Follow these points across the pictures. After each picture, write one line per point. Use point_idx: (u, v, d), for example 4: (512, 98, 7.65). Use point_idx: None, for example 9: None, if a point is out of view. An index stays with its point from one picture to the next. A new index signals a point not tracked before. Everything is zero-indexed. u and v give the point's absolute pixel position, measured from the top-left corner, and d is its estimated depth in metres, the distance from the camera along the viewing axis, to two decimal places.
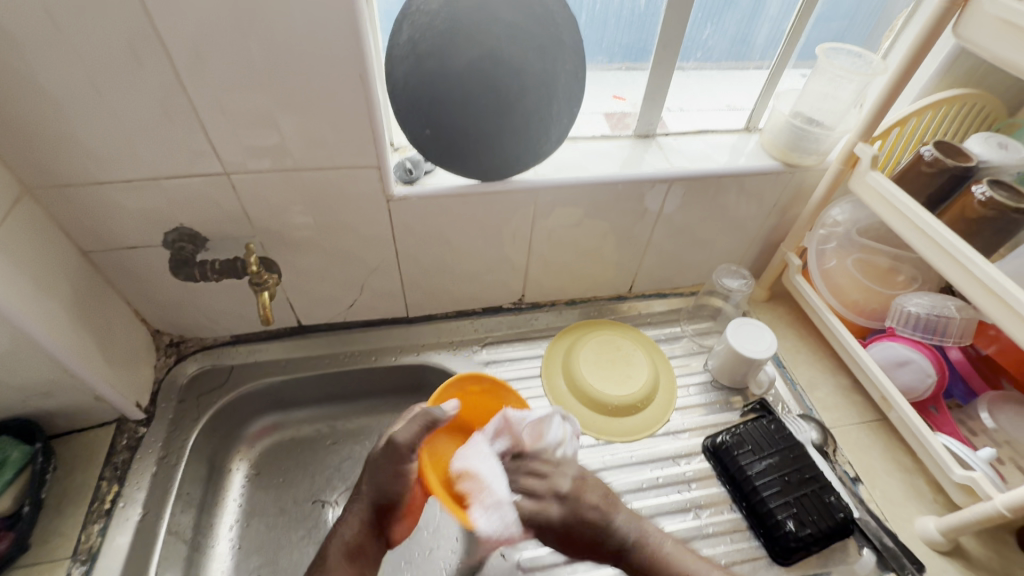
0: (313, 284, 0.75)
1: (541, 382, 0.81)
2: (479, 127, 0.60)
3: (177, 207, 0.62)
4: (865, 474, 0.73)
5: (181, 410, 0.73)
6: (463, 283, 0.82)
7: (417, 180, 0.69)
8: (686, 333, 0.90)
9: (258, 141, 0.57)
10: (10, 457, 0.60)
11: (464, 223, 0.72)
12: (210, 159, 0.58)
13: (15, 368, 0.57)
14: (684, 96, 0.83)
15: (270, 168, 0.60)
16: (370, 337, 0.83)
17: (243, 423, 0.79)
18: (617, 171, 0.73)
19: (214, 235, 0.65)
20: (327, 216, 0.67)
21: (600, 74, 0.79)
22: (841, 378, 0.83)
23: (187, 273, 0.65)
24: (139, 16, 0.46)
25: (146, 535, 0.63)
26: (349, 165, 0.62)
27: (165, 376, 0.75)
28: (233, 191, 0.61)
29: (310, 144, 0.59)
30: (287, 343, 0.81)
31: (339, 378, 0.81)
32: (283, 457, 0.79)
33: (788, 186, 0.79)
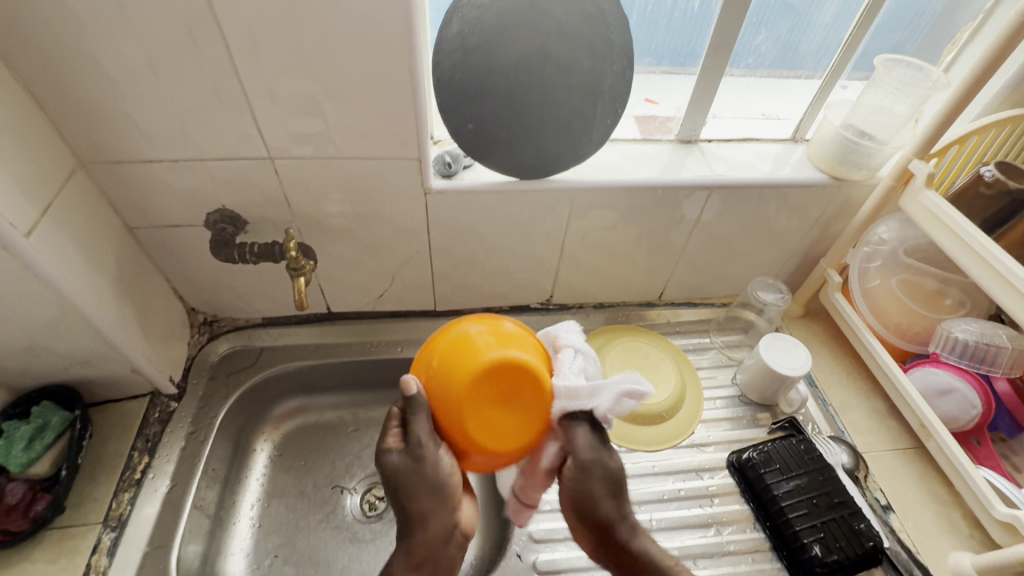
0: (346, 273, 0.76)
1: None
2: (521, 124, 0.60)
3: (221, 190, 0.63)
4: (898, 503, 0.70)
5: (211, 387, 0.75)
6: (493, 280, 0.82)
7: (455, 175, 0.69)
8: (716, 344, 0.88)
9: (306, 129, 0.58)
10: (50, 421, 0.62)
11: (498, 220, 0.72)
12: (256, 143, 0.59)
13: (60, 336, 0.59)
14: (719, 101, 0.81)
15: (313, 155, 0.61)
16: (397, 328, 0.84)
17: (269, 404, 0.80)
18: (656, 176, 0.71)
19: (255, 219, 0.67)
20: (364, 205, 0.67)
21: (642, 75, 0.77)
22: (876, 402, 0.80)
23: (227, 254, 0.66)
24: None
25: (173, 508, 0.64)
26: (389, 157, 0.62)
27: (198, 354, 0.77)
28: (277, 176, 0.62)
29: (352, 134, 0.59)
30: (315, 329, 0.82)
31: (364, 367, 0.82)
32: (306, 441, 0.81)
33: (833, 200, 0.76)
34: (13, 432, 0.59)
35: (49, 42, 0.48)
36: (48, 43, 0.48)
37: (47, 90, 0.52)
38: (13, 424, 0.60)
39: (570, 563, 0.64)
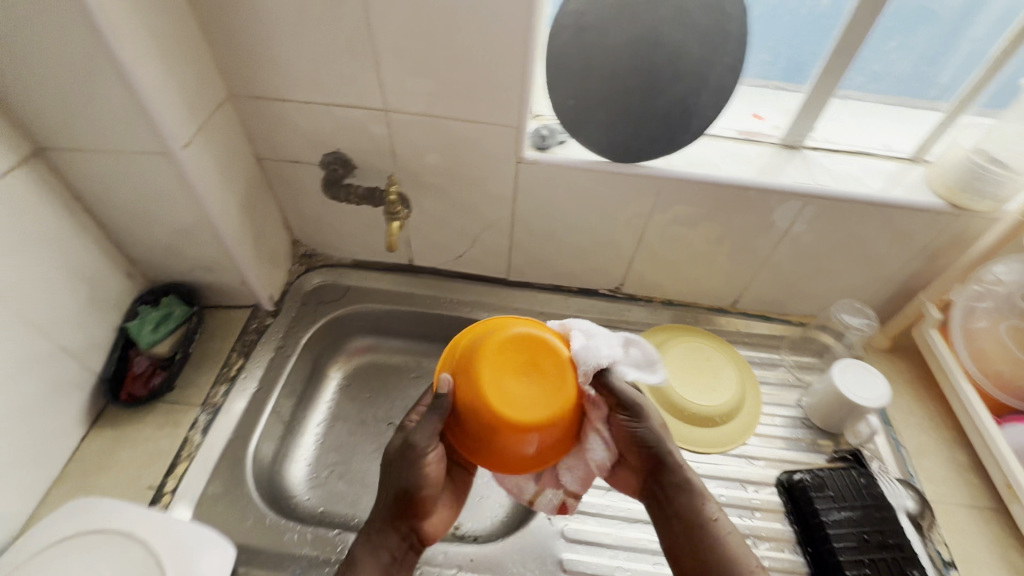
0: (432, 229, 0.81)
1: None
2: (623, 106, 0.63)
3: (339, 134, 0.69)
4: (964, 562, 0.65)
5: (301, 312, 0.84)
6: (567, 258, 0.84)
7: (549, 148, 0.71)
8: (785, 362, 0.85)
9: (422, 86, 0.63)
10: (174, 312, 0.72)
11: (582, 198, 0.74)
12: (376, 94, 0.64)
13: (192, 241, 0.69)
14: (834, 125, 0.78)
15: (423, 111, 0.66)
16: (469, 289, 0.88)
17: (346, 338, 0.88)
18: (752, 176, 0.70)
19: (363, 165, 0.73)
20: (460, 166, 0.71)
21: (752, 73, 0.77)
22: (958, 454, 0.74)
23: (336, 193, 0.74)
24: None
25: (256, 407, 0.73)
26: (490, 122, 0.66)
27: (295, 281, 0.86)
28: (389, 128, 0.68)
29: (461, 96, 0.63)
30: (396, 277, 0.89)
31: (434, 319, 0.87)
32: (372, 377, 0.88)
33: (946, 230, 0.70)
34: (145, 315, 0.70)
35: None
36: None
37: (216, 25, 0.60)
38: (147, 308, 0.71)
39: (597, 537, 0.66)
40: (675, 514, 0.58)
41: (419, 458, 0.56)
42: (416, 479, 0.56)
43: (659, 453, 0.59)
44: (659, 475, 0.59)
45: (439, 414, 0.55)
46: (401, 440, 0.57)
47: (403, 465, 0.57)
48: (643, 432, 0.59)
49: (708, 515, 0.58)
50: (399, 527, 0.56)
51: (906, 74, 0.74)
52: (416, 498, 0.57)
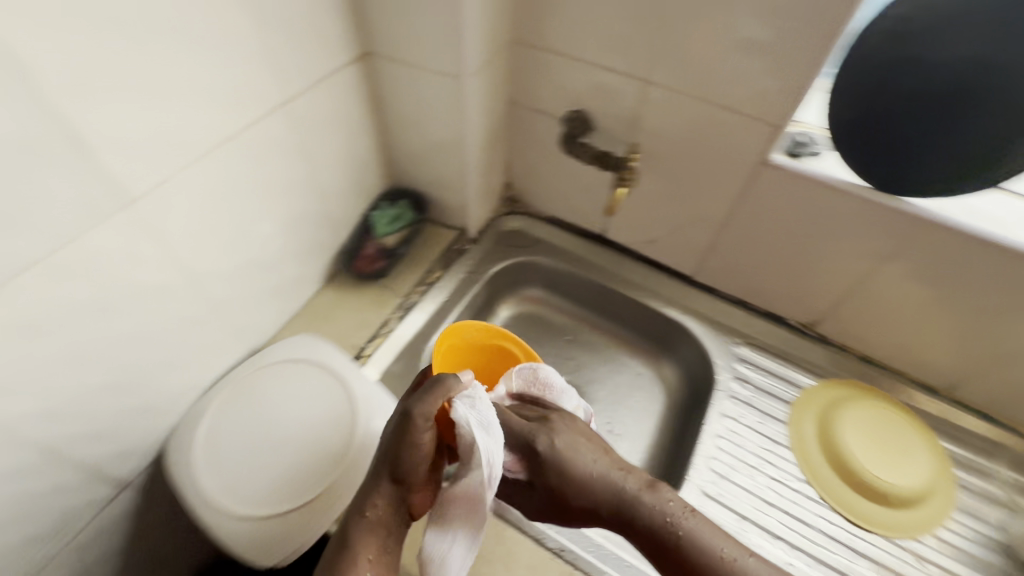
0: (640, 208, 0.82)
1: (787, 412, 0.75)
2: (909, 131, 0.57)
3: (593, 96, 0.72)
4: None
5: (493, 249, 0.91)
6: (768, 277, 0.79)
7: (802, 157, 0.66)
8: (996, 475, 0.72)
9: (700, 64, 0.62)
10: (404, 215, 0.82)
11: (818, 219, 0.68)
12: (649, 64, 0.65)
13: (439, 158, 0.78)
14: None
15: (688, 90, 0.65)
16: (650, 277, 0.88)
17: (521, 284, 0.94)
18: None
19: (602, 129, 0.75)
20: (700, 153, 0.69)
21: None
22: None
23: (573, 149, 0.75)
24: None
25: (440, 317, 0.81)
26: (753, 116, 0.62)
27: (495, 220, 0.94)
28: (644, 98, 0.68)
29: (737, 82, 0.61)
30: (584, 243, 0.92)
31: (608, 294, 0.89)
32: (531, 326, 0.94)
33: None
34: (384, 211, 0.82)
35: None
36: None
37: None
38: (385, 206, 0.82)
39: None
40: (665, 545, 0.51)
41: (426, 426, 0.50)
42: (401, 451, 0.50)
43: (586, 488, 0.56)
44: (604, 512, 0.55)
45: (449, 392, 0.51)
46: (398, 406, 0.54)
47: (400, 436, 0.50)
48: (557, 461, 0.57)
49: (681, 524, 0.51)
50: (383, 487, 0.51)
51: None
52: (394, 471, 0.50)
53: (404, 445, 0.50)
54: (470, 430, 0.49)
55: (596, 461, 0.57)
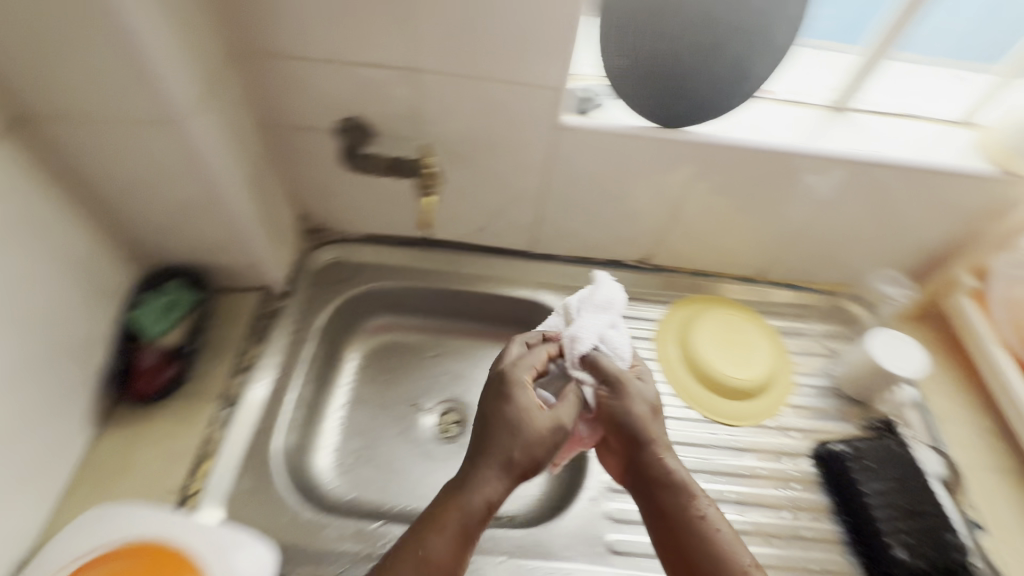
0: (456, 201, 0.75)
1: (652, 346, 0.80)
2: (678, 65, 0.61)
3: (359, 98, 0.62)
4: (994, 524, 0.66)
5: (314, 294, 0.78)
6: (597, 229, 0.79)
7: (589, 113, 0.65)
8: (812, 332, 0.84)
9: (460, 39, 0.55)
10: (180, 299, 0.65)
11: (621, 166, 0.69)
12: (403, 49, 0.56)
13: (196, 219, 0.62)
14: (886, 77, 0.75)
15: (457, 71, 0.58)
16: (491, 265, 0.84)
17: (359, 318, 0.84)
18: (799, 142, 0.66)
19: (383, 131, 0.65)
20: (494, 134, 0.65)
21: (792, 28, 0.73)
22: (983, 421, 0.74)
23: (356, 164, 0.65)
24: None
25: (275, 398, 0.68)
26: (527, 83, 0.58)
27: (303, 260, 0.81)
28: (414, 88, 0.60)
29: (504, 51, 0.56)
30: (410, 253, 0.84)
31: (457, 296, 0.84)
32: (390, 357, 0.85)
33: (989, 197, 0.69)
34: (151, 303, 0.63)
35: None
36: None
37: None
38: (152, 295, 0.64)
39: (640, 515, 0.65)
40: (679, 504, 0.55)
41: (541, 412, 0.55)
42: (496, 442, 0.53)
43: (632, 433, 0.59)
44: (644, 473, 0.58)
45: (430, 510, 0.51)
46: (512, 416, 0.54)
47: (505, 416, 0.54)
48: (615, 407, 0.60)
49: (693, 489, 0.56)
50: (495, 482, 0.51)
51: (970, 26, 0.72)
52: (492, 450, 0.52)
53: (506, 442, 0.53)
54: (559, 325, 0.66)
55: (639, 407, 0.60)
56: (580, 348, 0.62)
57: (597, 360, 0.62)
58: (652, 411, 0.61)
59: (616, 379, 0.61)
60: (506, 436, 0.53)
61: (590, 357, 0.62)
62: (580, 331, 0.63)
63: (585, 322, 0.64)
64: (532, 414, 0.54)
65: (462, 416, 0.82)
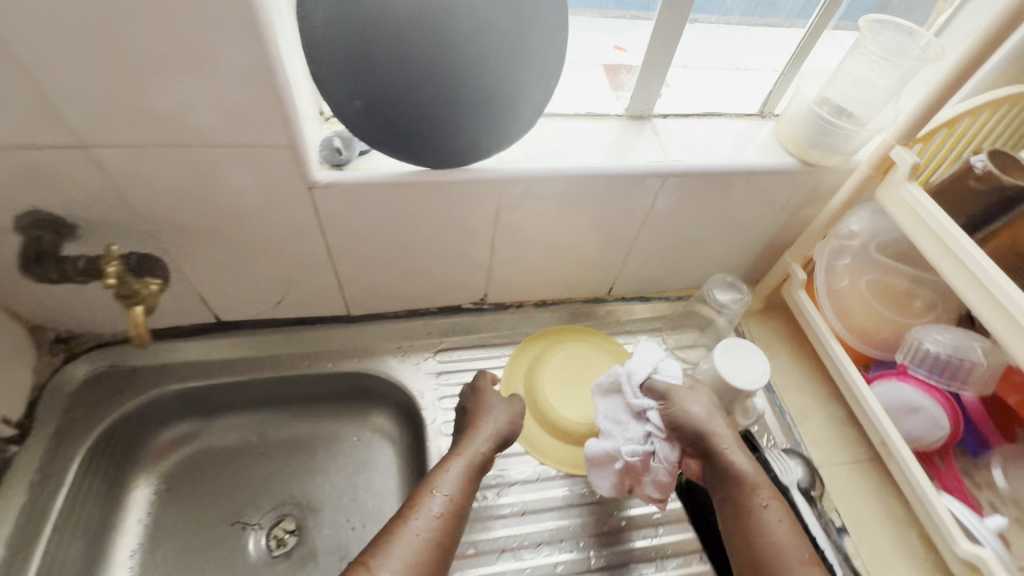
0: (231, 280, 0.62)
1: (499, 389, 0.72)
2: (429, 105, 0.48)
3: (28, 188, 0.47)
4: (854, 525, 0.64)
5: (67, 422, 0.62)
6: (415, 281, 0.69)
7: (348, 164, 0.54)
8: (667, 345, 0.80)
9: (128, 105, 0.42)
10: None
11: (410, 216, 0.59)
12: (56, 125, 0.42)
13: None
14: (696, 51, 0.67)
15: (145, 143, 0.45)
16: (306, 338, 0.72)
17: (148, 433, 0.68)
18: (600, 162, 0.60)
19: (87, 222, 0.51)
20: (235, 205, 0.53)
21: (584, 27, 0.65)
22: (836, 410, 0.72)
23: (43, 273, 0.50)
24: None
25: None
26: (245, 145, 0.47)
27: (50, 380, 0.63)
28: (99, 169, 0.46)
29: (195, 112, 0.44)
30: (201, 342, 0.69)
31: (270, 382, 0.71)
32: (201, 469, 0.71)
33: (802, 188, 0.66)
34: None
35: None
36: None
37: None
38: None
39: None
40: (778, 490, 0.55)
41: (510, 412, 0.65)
42: (480, 408, 0.64)
43: (700, 439, 0.57)
44: (720, 468, 0.56)
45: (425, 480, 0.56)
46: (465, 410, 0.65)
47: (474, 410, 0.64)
48: (681, 417, 0.58)
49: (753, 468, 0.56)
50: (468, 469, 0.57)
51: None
52: (474, 427, 0.62)
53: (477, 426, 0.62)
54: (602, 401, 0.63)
55: (705, 406, 0.59)
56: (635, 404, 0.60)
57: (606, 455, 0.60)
58: (703, 410, 0.58)
59: (667, 394, 0.59)
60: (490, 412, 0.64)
61: (649, 387, 0.61)
62: (613, 439, 0.60)
63: (607, 428, 0.61)
64: (496, 406, 0.64)
65: (300, 522, 0.70)
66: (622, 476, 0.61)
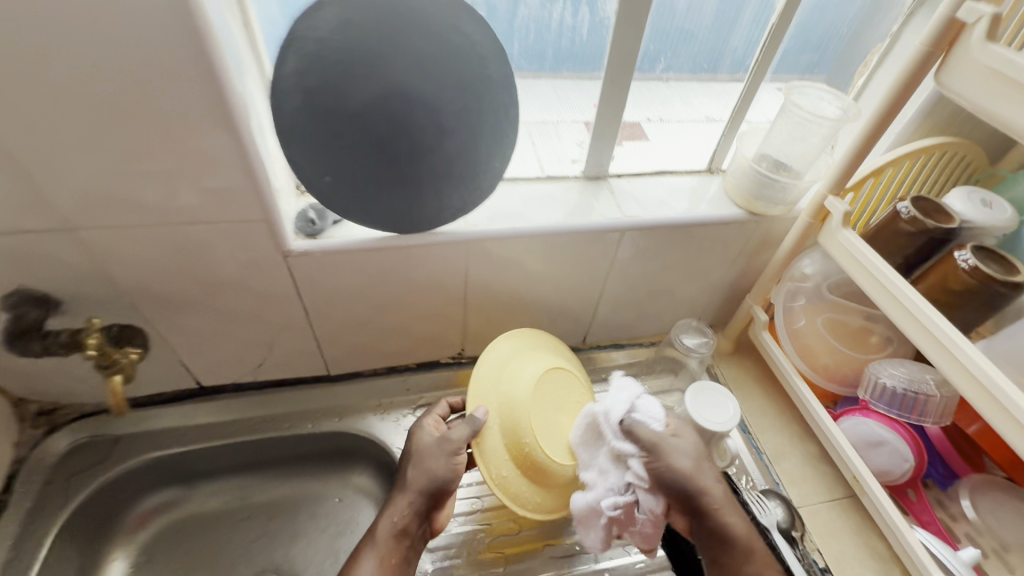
0: (209, 346, 0.65)
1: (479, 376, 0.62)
2: (392, 174, 0.52)
3: (15, 270, 0.50)
4: (837, 564, 0.64)
5: (43, 495, 0.62)
6: (392, 338, 0.72)
7: (322, 233, 0.57)
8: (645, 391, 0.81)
9: (116, 193, 0.46)
10: None
11: (383, 277, 0.62)
12: (47, 214, 0.46)
13: None
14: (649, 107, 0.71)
15: (130, 224, 0.49)
16: (285, 399, 0.73)
17: (130, 502, 0.69)
18: (561, 221, 0.64)
19: (73, 298, 0.54)
20: (213, 275, 0.56)
21: (538, 89, 0.67)
22: (811, 447, 0.74)
23: (25, 348, 0.52)
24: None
25: None
26: (225, 221, 0.51)
27: (31, 454, 0.64)
28: (84, 250, 0.50)
29: (177, 198, 0.48)
30: (184, 409, 0.71)
31: (250, 445, 0.72)
32: (181, 539, 0.70)
33: (753, 235, 0.71)
34: None
35: None
36: None
37: None
38: None
39: None
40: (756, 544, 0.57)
41: (450, 453, 0.59)
42: (415, 454, 0.60)
43: (689, 496, 0.58)
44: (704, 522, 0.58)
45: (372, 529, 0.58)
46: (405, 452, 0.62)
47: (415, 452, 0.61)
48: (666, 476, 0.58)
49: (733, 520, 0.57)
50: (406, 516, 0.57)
51: (704, 42, 0.66)
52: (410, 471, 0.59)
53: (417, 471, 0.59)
54: (583, 447, 0.61)
55: (688, 459, 0.59)
56: (618, 445, 0.59)
57: (595, 507, 0.59)
58: (691, 461, 0.59)
59: (651, 444, 0.59)
60: (412, 468, 0.60)
61: (636, 432, 0.59)
62: (595, 492, 0.59)
63: (590, 479, 0.60)
64: (427, 456, 0.60)
65: None
66: (609, 530, 0.60)
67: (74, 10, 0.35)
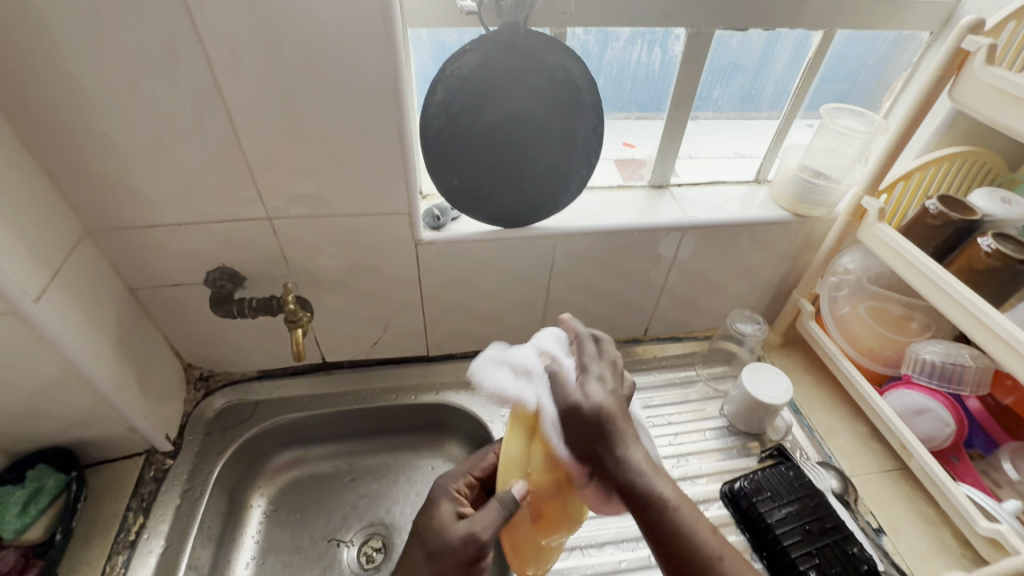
0: (340, 322, 0.78)
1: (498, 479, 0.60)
2: (503, 178, 0.66)
3: (221, 249, 0.65)
4: (889, 526, 0.70)
5: (206, 443, 0.75)
6: (484, 323, 0.84)
7: (444, 226, 0.72)
8: (702, 376, 0.91)
9: (306, 188, 0.61)
10: (45, 485, 0.63)
11: (485, 265, 0.75)
12: (255, 204, 0.61)
13: (60, 397, 0.60)
14: (695, 145, 0.85)
15: (310, 214, 0.64)
16: (390, 375, 0.86)
17: (265, 458, 0.81)
18: (633, 219, 0.77)
19: (254, 275, 0.69)
20: (357, 258, 0.70)
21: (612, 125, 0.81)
22: (861, 427, 0.81)
23: (226, 310, 0.67)
24: (199, 69, 0.50)
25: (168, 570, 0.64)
26: (377, 213, 0.65)
27: (194, 410, 0.78)
28: (273, 234, 0.65)
29: (347, 194, 0.62)
30: (311, 380, 0.84)
31: (360, 414, 0.83)
32: (301, 494, 0.82)
33: (799, 234, 0.81)
34: (9, 497, 0.61)
35: (65, 124, 0.51)
36: (64, 124, 0.51)
37: (64, 167, 0.55)
38: (9, 489, 0.61)
39: None
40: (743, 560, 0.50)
41: (473, 550, 0.55)
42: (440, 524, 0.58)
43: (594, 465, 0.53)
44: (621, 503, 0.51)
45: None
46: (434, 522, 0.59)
47: (438, 536, 0.56)
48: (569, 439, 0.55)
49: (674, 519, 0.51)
50: None
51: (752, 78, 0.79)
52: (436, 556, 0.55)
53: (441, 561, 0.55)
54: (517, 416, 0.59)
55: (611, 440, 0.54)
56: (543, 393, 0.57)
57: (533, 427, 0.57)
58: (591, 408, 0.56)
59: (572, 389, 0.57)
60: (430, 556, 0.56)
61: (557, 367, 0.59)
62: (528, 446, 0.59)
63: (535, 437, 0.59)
64: (449, 543, 0.55)
65: (387, 540, 0.78)
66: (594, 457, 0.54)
67: (315, 57, 0.51)
